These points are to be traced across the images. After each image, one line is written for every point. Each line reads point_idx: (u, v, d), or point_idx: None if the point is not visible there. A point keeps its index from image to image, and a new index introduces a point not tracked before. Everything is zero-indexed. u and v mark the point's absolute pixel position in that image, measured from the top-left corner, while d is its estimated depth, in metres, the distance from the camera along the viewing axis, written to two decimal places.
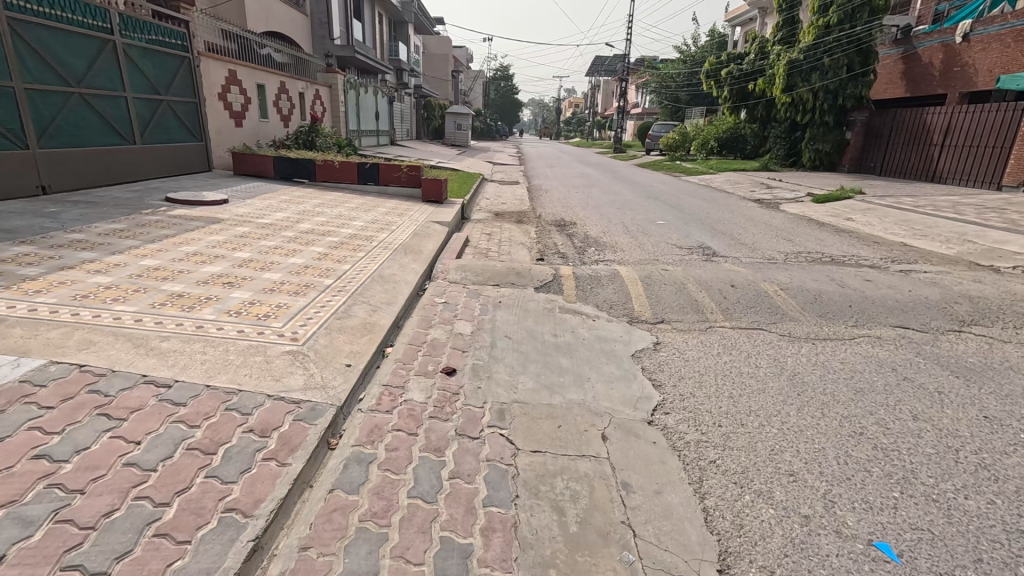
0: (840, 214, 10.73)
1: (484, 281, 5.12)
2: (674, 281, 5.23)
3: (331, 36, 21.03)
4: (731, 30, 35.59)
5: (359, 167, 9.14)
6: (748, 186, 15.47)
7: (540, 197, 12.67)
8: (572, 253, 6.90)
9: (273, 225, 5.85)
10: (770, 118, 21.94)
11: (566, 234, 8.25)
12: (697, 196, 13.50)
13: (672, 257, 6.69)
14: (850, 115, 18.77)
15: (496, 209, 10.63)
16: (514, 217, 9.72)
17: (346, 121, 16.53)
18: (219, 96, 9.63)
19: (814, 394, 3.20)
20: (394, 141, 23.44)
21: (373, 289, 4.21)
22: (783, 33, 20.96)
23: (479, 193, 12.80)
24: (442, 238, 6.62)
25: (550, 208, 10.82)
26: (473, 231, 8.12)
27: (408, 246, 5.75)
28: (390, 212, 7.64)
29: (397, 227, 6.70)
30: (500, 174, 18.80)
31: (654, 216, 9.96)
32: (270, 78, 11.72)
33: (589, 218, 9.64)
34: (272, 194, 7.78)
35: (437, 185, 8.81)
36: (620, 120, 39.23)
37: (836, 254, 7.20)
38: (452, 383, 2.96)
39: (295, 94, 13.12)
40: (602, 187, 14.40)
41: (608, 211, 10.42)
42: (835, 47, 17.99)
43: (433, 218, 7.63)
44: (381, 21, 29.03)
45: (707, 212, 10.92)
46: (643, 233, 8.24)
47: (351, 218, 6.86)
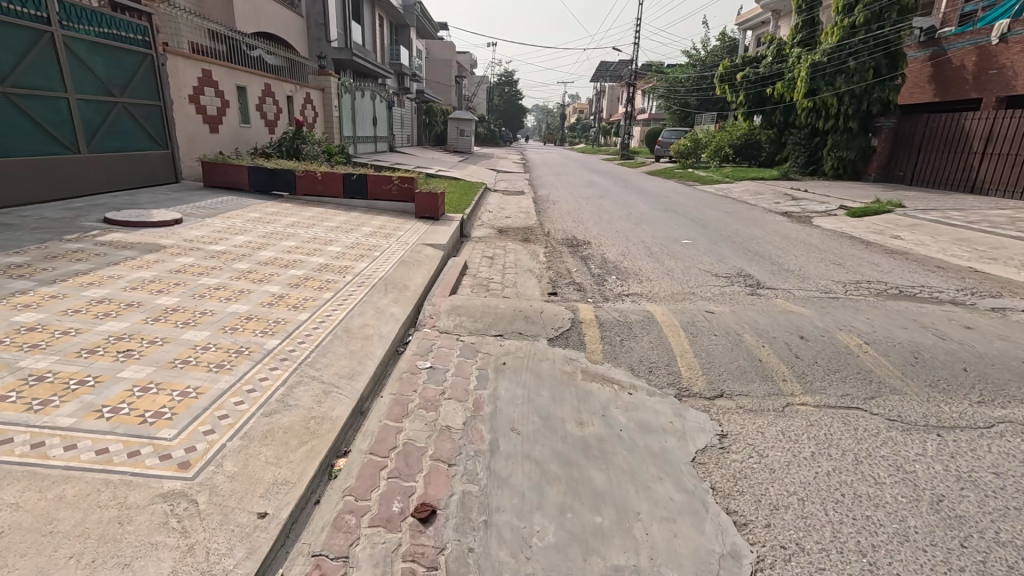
0: (883, 230, 9.61)
1: (483, 330, 4.02)
2: (723, 327, 4.13)
3: (328, 37, 20.12)
4: (743, 34, 34.55)
5: (344, 179, 8.10)
6: (771, 197, 14.37)
7: (548, 210, 11.59)
8: (589, 282, 5.83)
9: (227, 253, 4.81)
10: (788, 124, 20.84)
11: (580, 256, 7.18)
12: (718, 208, 12.40)
13: (708, 288, 5.61)
14: (876, 121, 17.70)
15: (499, 224, 9.59)
16: (520, 235, 8.65)
17: (340, 126, 15.57)
18: (191, 98, 8.61)
19: (989, 546, 2.08)
20: (393, 148, 22.47)
21: (332, 351, 3.13)
22: (804, 35, 19.90)
23: (481, 205, 11.76)
24: (435, 266, 5.56)
25: (560, 223, 9.75)
26: (472, 253, 7.08)
27: (389, 280, 4.68)
28: (375, 231, 6.60)
29: (380, 252, 5.63)
30: (503, 182, 17.79)
31: (676, 233, 8.88)
32: (253, 79, 10.70)
33: (604, 235, 8.58)
34: (240, 210, 6.75)
35: (432, 199, 7.77)
36: (627, 127, 38.29)
37: (902, 284, 6.10)
38: (427, 546, 1.86)
39: (282, 97, 12.12)
40: (614, 199, 13.32)
41: (624, 227, 9.35)
42: (861, 49, 16.91)
43: (427, 238, 6.59)
44: (382, 25, 28.16)
45: (734, 227, 9.83)
46: (668, 255, 7.17)
47: (328, 240, 5.82)
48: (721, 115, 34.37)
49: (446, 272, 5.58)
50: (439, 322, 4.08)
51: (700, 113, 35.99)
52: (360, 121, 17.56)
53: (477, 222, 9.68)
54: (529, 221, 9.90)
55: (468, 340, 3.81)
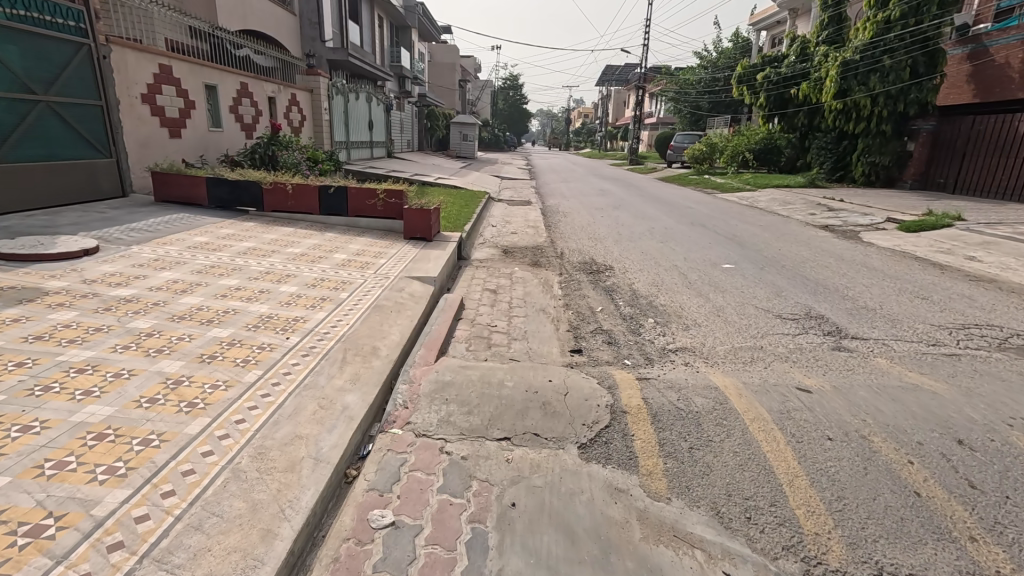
0: (950, 249, 8.29)
1: (481, 429, 2.70)
2: (836, 420, 2.81)
3: (322, 37, 19.01)
4: (757, 34, 33.25)
5: (320, 192, 6.83)
6: (803, 207, 13.06)
7: (559, 224, 10.32)
8: (621, 329, 4.52)
9: (132, 302, 3.54)
10: (813, 127, 19.51)
11: (602, 286, 5.89)
12: (749, 221, 11.11)
13: (777, 340, 4.30)
14: (912, 124, 16.36)
15: (503, 243, 8.32)
16: (528, 257, 7.38)
17: (332, 131, 14.37)
18: (144, 98, 7.40)
19: None
20: (392, 153, 21.32)
21: (218, 512, 1.83)
22: (830, 32, 18.57)
23: (482, 219, 10.49)
24: (421, 310, 4.26)
25: (574, 241, 8.46)
26: (472, 282, 5.80)
27: (352, 340, 3.38)
28: (349, 259, 5.31)
29: (349, 292, 4.34)
30: (507, 191, 16.52)
31: (710, 254, 7.60)
32: (227, 77, 9.49)
33: (628, 257, 7.31)
34: (186, 233, 5.50)
35: (423, 215, 6.51)
36: (636, 131, 37.03)
37: (1018, 327, 4.78)
38: None
39: (263, 98, 10.91)
40: (631, 210, 12.04)
41: (648, 246, 8.07)
42: (898, 46, 15.57)
43: (414, 268, 5.31)
44: (382, 25, 27.06)
45: (774, 245, 8.54)
46: (711, 286, 5.87)
47: (285, 274, 4.54)
48: (734, 118, 33.04)
49: (434, 318, 4.27)
50: (416, 417, 2.76)
51: (712, 117, 34.68)
52: (354, 125, 16.35)
53: (478, 240, 8.39)
54: (538, 239, 8.61)
55: (458, 453, 2.51)
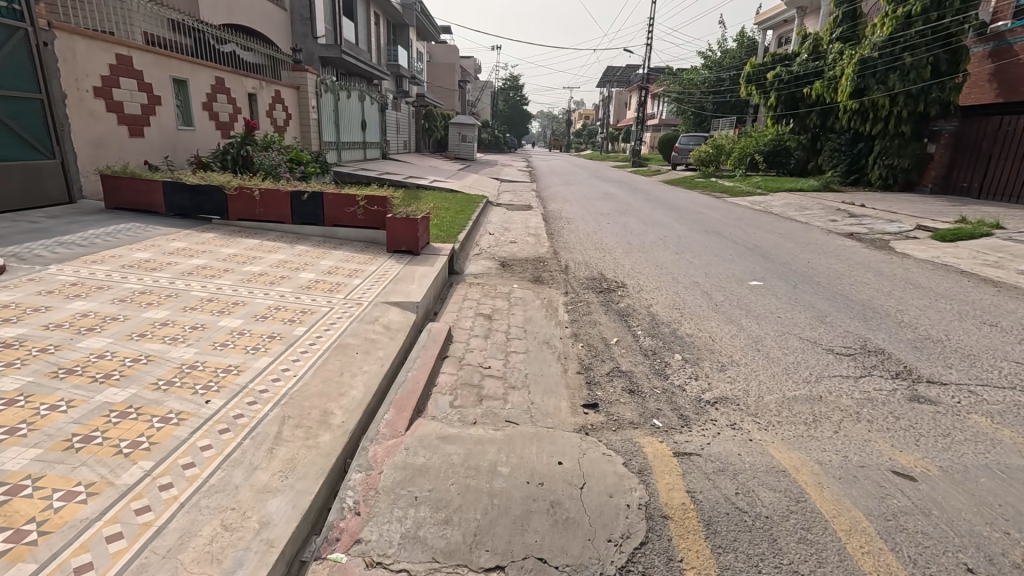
0: (997, 261, 7.47)
1: (463, 551, 1.84)
2: (969, 534, 1.97)
3: (314, 33, 18.20)
4: (763, 34, 32.50)
5: (292, 198, 6.01)
6: (823, 213, 12.25)
7: (563, 231, 9.51)
8: (643, 369, 3.69)
9: (12, 349, 2.73)
10: (826, 128, 18.72)
11: (614, 309, 5.07)
12: (768, 229, 10.30)
13: (837, 387, 3.48)
14: (932, 125, 15.60)
15: (501, 254, 7.50)
16: (530, 271, 6.57)
17: (320, 130, 13.56)
18: (97, 91, 6.60)
19: None
20: (387, 155, 20.52)
21: None
22: (844, 29, 17.75)
23: (479, 226, 9.66)
24: (396, 348, 3.43)
25: (580, 252, 7.64)
26: (463, 304, 4.97)
27: (294, 402, 2.54)
28: (316, 280, 4.47)
29: (308, 326, 3.50)
30: (507, 194, 15.71)
31: (731, 267, 6.80)
32: (200, 71, 8.69)
33: (641, 271, 6.50)
34: (127, 247, 4.69)
35: (409, 224, 5.70)
36: (639, 132, 36.25)
37: None
38: None
39: (243, 95, 10.10)
40: (639, 216, 11.22)
41: (661, 258, 7.25)
42: (919, 43, 14.73)
43: (393, 289, 4.47)
44: (378, 23, 26.29)
45: (801, 256, 7.73)
46: (742, 310, 5.05)
47: (231, 302, 3.72)
48: (740, 120, 32.26)
49: (412, 359, 3.43)
50: (370, 531, 1.92)
51: (717, 118, 33.90)
52: (346, 125, 15.54)
53: (473, 251, 7.56)
54: (540, 250, 7.79)
55: None
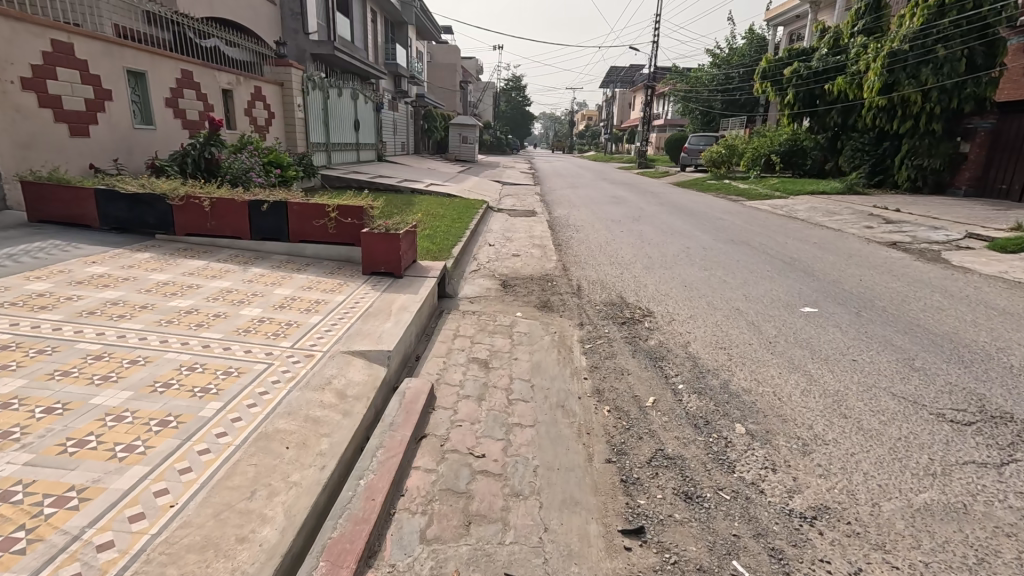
0: None
1: None
2: None
3: (306, 29, 17.26)
4: (774, 30, 31.48)
5: (250, 208, 5.01)
6: (855, 219, 11.21)
7: (572, 242, 8.48)
8: (698, 452, 2.68)
9: None
10: (847, 127, 17.65)
11: (644, 348, 4.05)
12: (799, 237, 9.28)
13: (982, 486, 2.44)
14: (966, 122, 14.54)
15: (502, 273, 6.48)
16: (536, 294, 5.57)
17: (307, 130, 12.57)
18: (24, 82, 5.67)
19: None
20: (383, 157, 19.56)
21: None
22: (868, 21, 16.71)
23: (477, 236, 8.63)
24: (349, 433, 2.40)
25: (594, 268, 6.62)
26: (454, 345, 3.94)
27: (152, 569, 1.54)
28: (261, 319, 3.46)
29: (225, 400, 2.46)
30: (509, 198, 14.70)
31: (774, 287, 5.77)
32: (162, 62, 7.75)
33: (669, 295, 5.48)
34: (25, 275, 3.70)
35: (390, 241, 4.71)
36: (645, 133, 35.21)
37: None
38: None
39: (215, 91, 9.14)
40: (655, 224, 10.19)
41: (690, 276, 6.23)
42: (953, 34, 13.66)
43: (360, 330, 3.45)
44: (376, 21, 25.39)
45: (849, 271, 6.71)
46: (805, 349, 4.03)
47: (129, 360, 2.71)
48: (750, 119, 31.26)
49: (373, 448, 2.40)
50: None
51: (726, 117, 32.81)
52: (336, 125, 14.55)
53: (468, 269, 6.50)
54: (547, 267, 6.76)
55: None
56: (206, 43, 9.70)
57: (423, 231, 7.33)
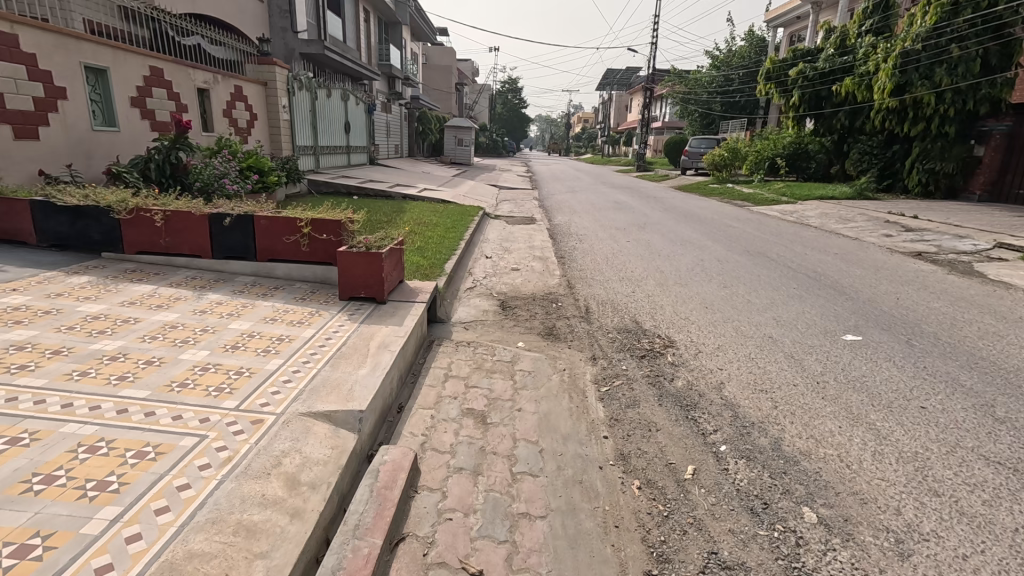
0: None
1: None
2: None
3: (295, 28, 16.61)
4: (773, 31, 31.03)
5: (210, 222, 4.35)
6: (872, 226, 10.63)
7: (576, 254, 7.84)
8: (764, 558, 2.03)
9: None
10: (855, 130, 17.13)
11: (670, 392, 3.41)
12: (817, 247, 8.68)
13: None
14: (980, 125, 14.01)
15: (500, 291, 5.83)
16: (540, 318, 4.92)
17: (293, 133, 11.90)
18: None
19: None
20: (376, 160, 18.90)
21: None
22: (876, 21, 16.22)
23: (473, 248, 7.99)
24: (297, 550, 1.74)
25: (602, 285, 5.99)
26: (445, 391, 3.28)
27: None
28: (205, 367, 2.79)
29: (126, 503, 1.80)
30: (506, 204, 14.09)
31: (805, 308, 5.17)
32: (128, 57, 7.07)
33: (690, 319, 4.85)
34: None
35: (371, 261, 4.06)
36: (644, 135, 34.68)
37: None
38: None
39: (189, 90, 8.47)
40: (661, 232, 9.58)
41: (709, 294, 5.61)
42: (968, 33, 13.12)
43: (328, 380, 2.79)
44: (369, 20, 24.77)
45: (881, 287, 6.11)
46: (861, 393, 3.41)
47: (9, 439, 2.04)
48: (751, 122, 30.79)
49: (329, 572, 1.74)
50: None
51: (726, 120, 32.33)
52: (325, 127, 13.89)
53: (461, 288, 5.82)
54: (550, 284, 6.11)
55: None
56: (184, 40, 9.04)
57: (412, 245, 6.67)
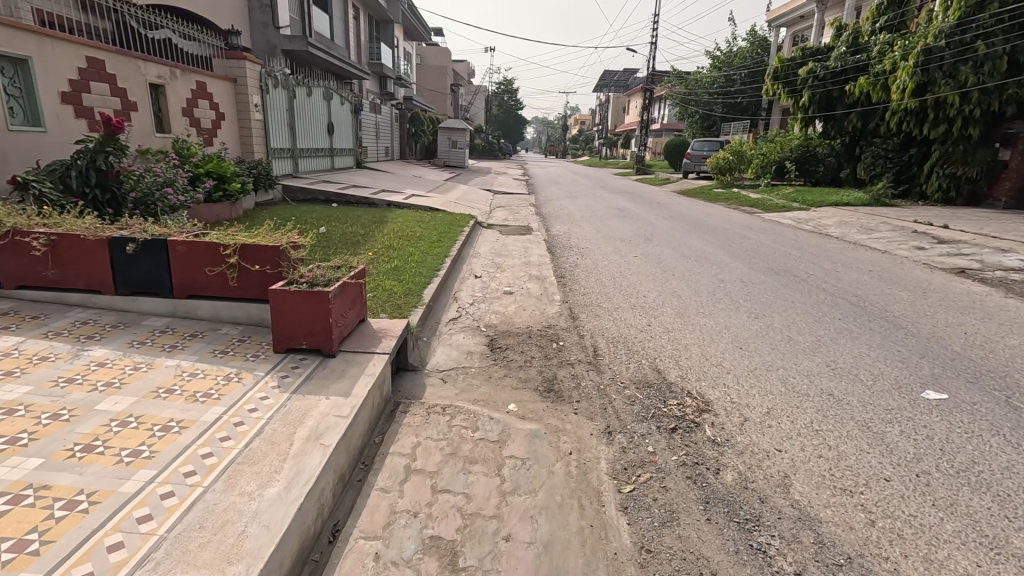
0: None
1: None
2: None
3: (276, 23, 15.63)
4: (776, 32, 30.32)
5: (110, 249, 3.36)
6: (900, 237, 9.74)
7: (578, 272, 6.88)
8: None
9: None
10: (868, 132, 16.27)
11: (719, 495, 2.46)
12: (847, 263, 7.77)
13: None
14: (1005, 127, 13.17)
15: (488, 325, 4.85)
16: (537, 363, 3.95)
17: (267, 134, 10.91)
18: None
19: None
20: (363, 163, 17.92)
21: None
22: (891, 17, 15.49)
23: (460, 265, 7.03)
24: None
25: (611, 316, 5.05)
26: (401, 503, 2.31)
27: None
28: (17, 497, 1.81)
29: None
30: (501, 210, 13.11)
31: (861, 349, 4.23)
32: (58, 45, 6.12)
33: (724, 367, 3.90)
34: None
35: (314, 303, 3.08)
36: (643, 137, 33.85)
37: None
38: None
39: (140, 84, 7.49)
40: (671, 245, 8.64)
41: (740, 330, 4.67)
42: (996, 28, 12.28)
43: (212, 514, 1.82)
44: (359, 17, 23.81)
45: (939, 316, 5.19)
46: (985, 495, 2.46)
47: None
48: (753, 124, 30.02)
49: None
50: None
51: (727, 122, 31.52)
52: (305, 128, 12.91)
53: (442, 322, 4.83)
54: (548, 314, 5.15)
55: None
56: (145, 32, 8.14)
57: (385, 267, 5.67)
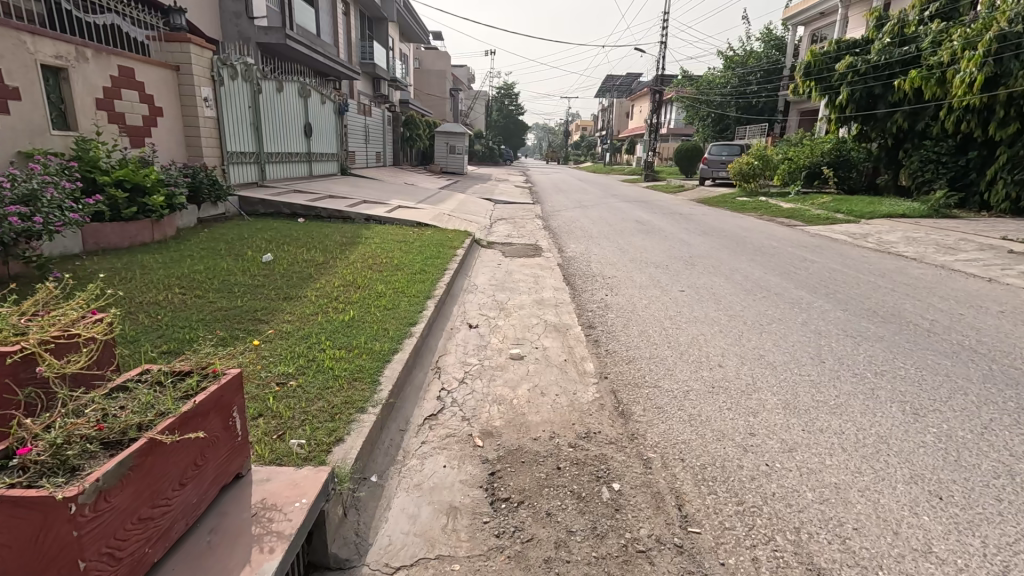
0: None
1: None
2: None
3: (250, 12, 13.99)
4: (793, 31, 28.75)
5: None
6: (998, 259, 7.89)
7: (611, 318, 5.01)
8: None
9: None
10: (916, 133, 14.48)
11: None
12: (959, 298, 5.91)
13: None
14: None
15: (486, 434, 2.95)
16: (577, 547, 2.08)
17: (223, 135, 9.09)
18: None
19: None
20: (348, 169, 16.14)
21: None
22: (944, 4, 13.80)
23: (449, 308, 5.15)
24: None
25: (681, 412, 3.18)
26: None
27: None
28: None
29: None
30: (503, 224, 11.28)
31: None
32: None
33: (943, 562, 2.01)
34: None
35: (24, 525, 1.19)
36: (652, 142, 32.07)
37: None
38: None
39: (29, 65, 5.72)
40: (721, 272, 6.76)
41: (906, 445, 2.80)
42: None
43: None
44: (351, 14, 22.28)
45: None
46: None
47: None
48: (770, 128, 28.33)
49: None
50: None
51: (742, 125, 29.84)
52: (275, 129, 11.10)
53: (410, 432, 2.93)
54: (581, 407, 3.26)
55: None
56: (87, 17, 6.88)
57: (332, 329, 3.78)
